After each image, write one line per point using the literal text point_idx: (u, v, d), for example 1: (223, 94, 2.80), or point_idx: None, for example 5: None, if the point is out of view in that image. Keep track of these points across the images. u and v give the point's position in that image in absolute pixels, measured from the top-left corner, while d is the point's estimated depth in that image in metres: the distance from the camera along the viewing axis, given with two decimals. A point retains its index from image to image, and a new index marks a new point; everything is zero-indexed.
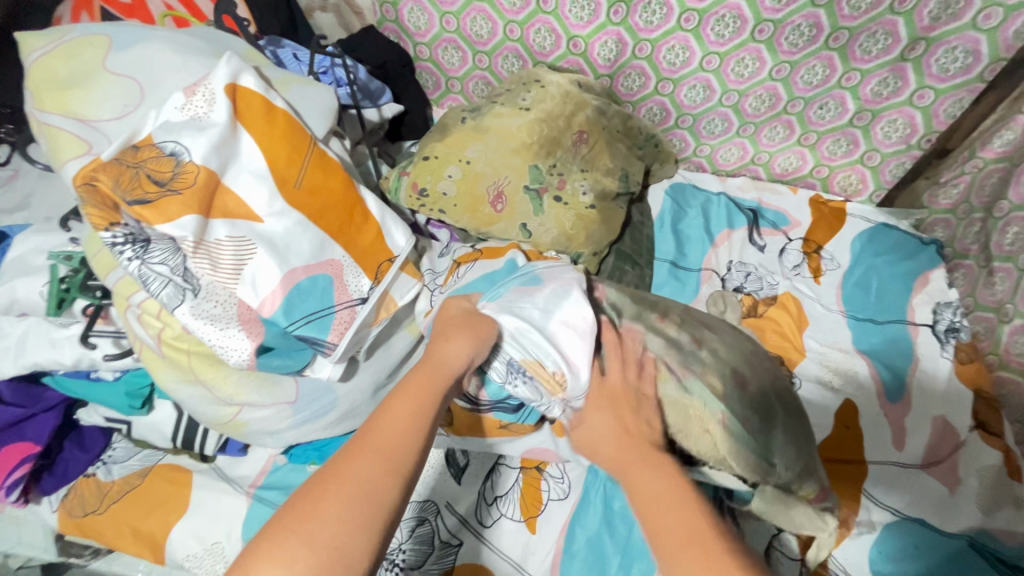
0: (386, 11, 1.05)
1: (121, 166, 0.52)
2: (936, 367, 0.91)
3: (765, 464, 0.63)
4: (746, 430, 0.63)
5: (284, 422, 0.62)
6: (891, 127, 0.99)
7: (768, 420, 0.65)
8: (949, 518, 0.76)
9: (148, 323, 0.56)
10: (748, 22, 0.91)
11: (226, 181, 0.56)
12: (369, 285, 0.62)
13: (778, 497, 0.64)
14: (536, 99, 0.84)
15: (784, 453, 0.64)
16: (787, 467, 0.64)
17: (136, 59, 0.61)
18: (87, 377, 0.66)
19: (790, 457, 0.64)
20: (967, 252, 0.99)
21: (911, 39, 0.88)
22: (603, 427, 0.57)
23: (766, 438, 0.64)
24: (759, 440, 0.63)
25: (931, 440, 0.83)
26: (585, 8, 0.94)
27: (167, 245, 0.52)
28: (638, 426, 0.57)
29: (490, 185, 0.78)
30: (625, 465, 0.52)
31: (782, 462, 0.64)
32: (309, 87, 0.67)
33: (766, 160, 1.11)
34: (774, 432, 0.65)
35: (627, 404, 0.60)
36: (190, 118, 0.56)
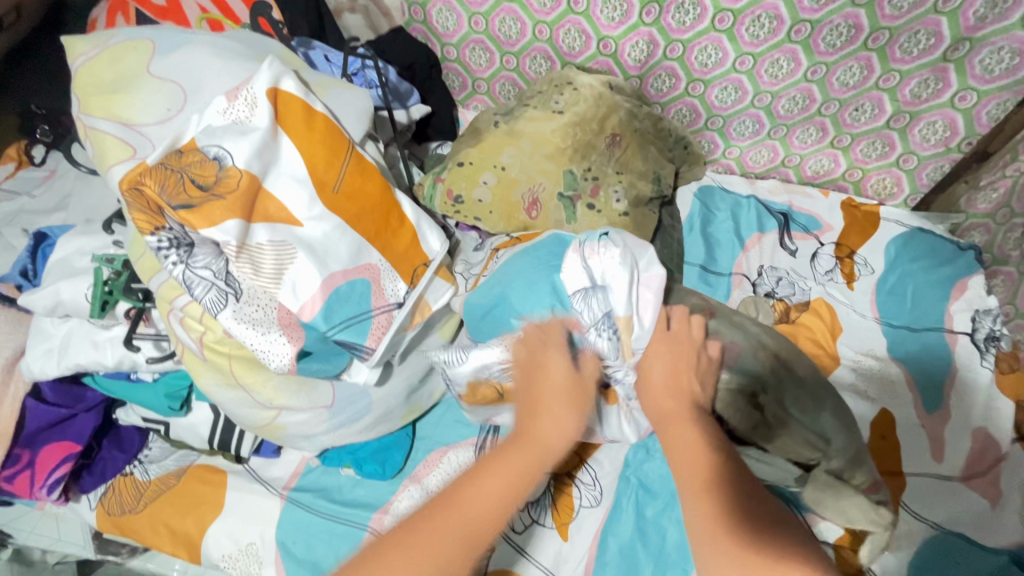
0: (414, 12, 1.05)
1: (166, 170, 0.52)
2: (976, 376, 0.88)
3: (821, 444, 0.65)
4: (803, 412, 0.65)
5: (320, 426, 0.62)
6: (930, 129, 0.97)
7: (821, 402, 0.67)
8: (990, 533, 0.75)
9: (190, 327, 0.56)
10: (785, 23, 0.89)
11: (267, 185, 0.56)
12: (406, 289, 0.62)
13: (829, 483, 0.66)
14: (568, 101, 0.83)
15: (840, 434, 0.66)
16: (841, 451, 0.66)
17: (178, 63, 0.61)
18: (127, 378, 0.67)
19: (842, 440, 0.66)
20: (1007, 259, 0.96)
21: (954, 39, 0.85)
22: (659, 376, 0.58)
23: (824, 420, 0.65)
24: (814, 423, 0.65)
25: (971, 453, 0.82)
26: (617, 9, 0.93)
27: (210, 249, 0.53)
28: (692, 380, 0.58)
29: (525, 192, 0.78)
30: (664, 417, 0.55)
31: (838, 445, 0.66)
32: (346, 90, 0.67)
33: (797, 162, 1.09)
34: (827, 414, 0.66)
35: (688, 357, 0.59)
36: (231, 122, 0.56)
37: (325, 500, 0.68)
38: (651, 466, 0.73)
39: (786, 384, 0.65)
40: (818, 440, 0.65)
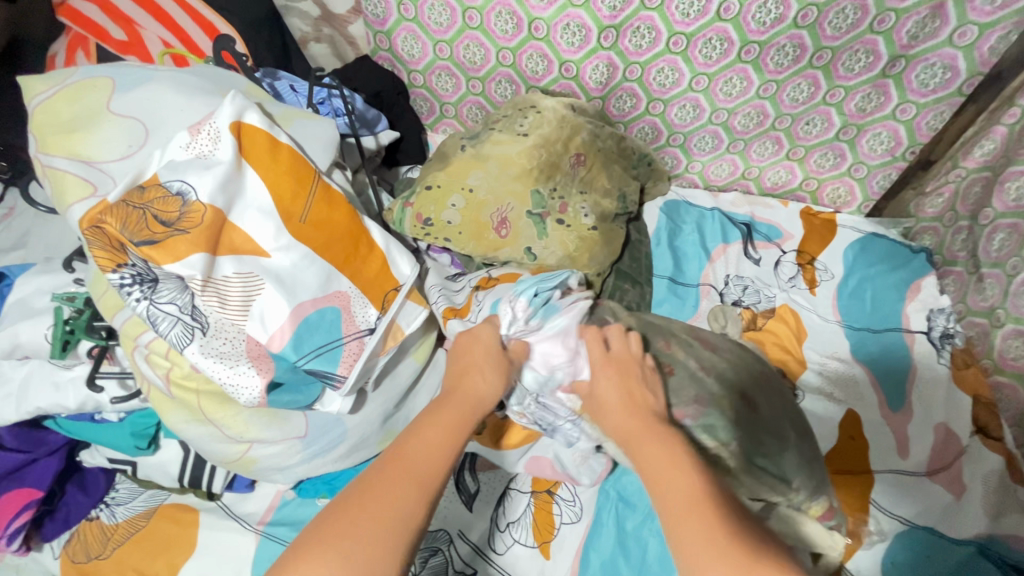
0: (379, 41, 1.07)
1: (128, 207, 0.52)
2: (935, 374, 0.92)
3: (782, 487, 0.66)
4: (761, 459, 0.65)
5: (295, 457, 0.62)
6: (876, 140, 1.02)
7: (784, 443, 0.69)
8: (959, 525, 0.77)
9: (156, 363, 0.55)
10: (734, 44, 0.93)
11: (233, 219, 0.57)
12: (377, 315, 0.62)
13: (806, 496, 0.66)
14: (533, 124, 0.85)
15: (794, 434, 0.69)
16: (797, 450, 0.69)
17: (139, 101, 0.61)
18: (91, 420, 0.66)
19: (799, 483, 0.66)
20: (955, 259, 1.01)
21: (891, 57, 0.91)
22: (611, 395, 0.58)
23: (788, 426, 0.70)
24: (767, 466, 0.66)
25: (934, 448, 0.85)
26: (576, 35, 0.97)
27: (175, 284, 0.53)
28: (644, 393, 0.58)
29: (494, 212, 0.80)
30: (629, 435, 0.53)
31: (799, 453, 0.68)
32: (311, 121, 0.68)
33: (756, 174, 1.14)
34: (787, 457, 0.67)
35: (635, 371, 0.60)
36: (195, 157, 0.57)
37: None
38: (629, 478, 0.73)
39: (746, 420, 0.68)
40: (777, 483, 0.65)
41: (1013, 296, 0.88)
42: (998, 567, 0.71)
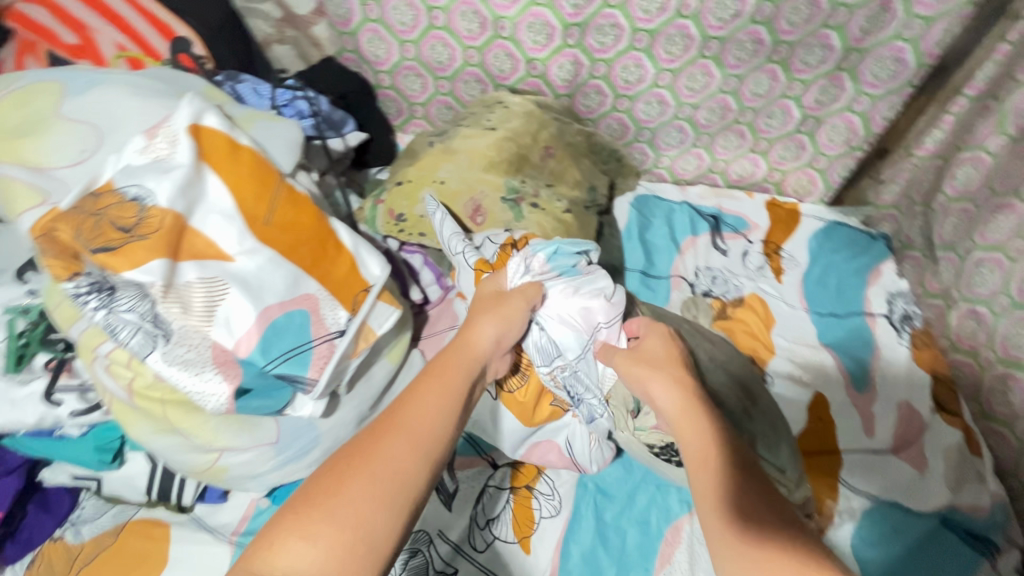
0: (344, 42, 1.05)
1: (81, 214, 0.51)
2: (896, 355, 0.95)
3: (779, 475, 0.69)
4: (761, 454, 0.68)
5: (267, 464, 0.60)
6: (834, 132, 1.05)
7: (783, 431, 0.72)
8: (921, 498, 0.81)
9: (117, 374, 0.54)
10: (696, 40, 0.95)
11: (194, 223, 0.55)
12: (347, 316, 0.61)
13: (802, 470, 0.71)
14: (500, 119, 0.85)
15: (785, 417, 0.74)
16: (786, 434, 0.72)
17: (92, 105, 0.59)
18: (51, 436, 0.63)
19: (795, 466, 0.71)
20: (912, 244, 1.06)
21: (844, 50, 0.94)
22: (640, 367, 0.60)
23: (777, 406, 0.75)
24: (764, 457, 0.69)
25: (899, 425, 0.87)
26: (541, 33, 0.97)
27: (134, 292, 0.51)
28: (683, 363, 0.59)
29: (467, 202, 0.80)
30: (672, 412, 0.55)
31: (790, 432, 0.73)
32: (274, 122, 0.67)
33: (722, 167, 1.16)
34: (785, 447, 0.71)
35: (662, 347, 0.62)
36: (151, 160, 0.55)
37: None
38: (607, 470, 0.76)
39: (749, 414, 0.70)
40: (774, 470, 0.69)
41: (966, 279, 0.93)
42: (960, 537, 0.78)
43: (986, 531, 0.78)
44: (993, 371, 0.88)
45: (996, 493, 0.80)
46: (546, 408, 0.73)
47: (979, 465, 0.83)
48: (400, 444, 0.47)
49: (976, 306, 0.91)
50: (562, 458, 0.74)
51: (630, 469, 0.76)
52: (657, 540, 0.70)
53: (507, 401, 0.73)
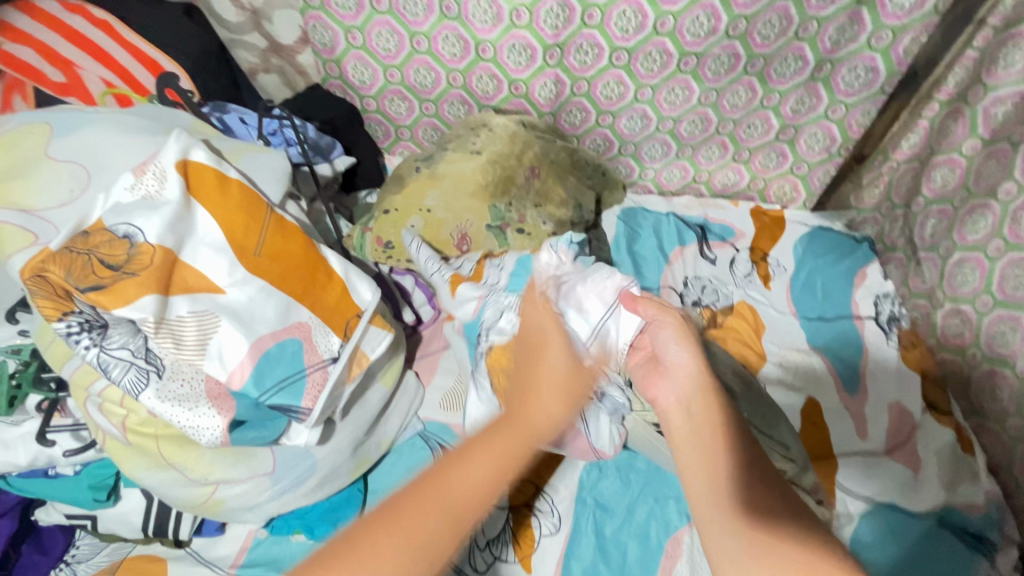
0: (329, 69, 1.07)
1: (71, 254, 0.51)
2: (886, 356, 0.96)
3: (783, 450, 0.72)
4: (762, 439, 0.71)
5: (264, 494, 0.60)
6: (813, 139, 1.08)
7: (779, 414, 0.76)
8: (919, 499, 0.81)
9: (110, 412, 0.54)
10: (673, 56, 0.98)
11: (185, 257, 0.56)
12: (339, 343, 0.62)
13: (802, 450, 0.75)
14: (485, 142, 0.87)
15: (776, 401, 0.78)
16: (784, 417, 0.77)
17: (79, 145, 0.60)
18: (43, 475, 0.63)
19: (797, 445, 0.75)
20: (895, 246, 1.08)
21: (818, 61, 0.96)
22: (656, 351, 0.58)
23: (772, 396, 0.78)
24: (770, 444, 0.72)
25: (890, 426, 0.88)
26: (522, 54, 0.99)
27: (126, 328, 0.52)
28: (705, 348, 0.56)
29: (453, 229, 0.83)
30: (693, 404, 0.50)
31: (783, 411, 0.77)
32: (261, 153, 0.68)
33: (706, 177, 1.19)
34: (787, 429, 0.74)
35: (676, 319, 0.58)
36: (141, 198, 0.56)
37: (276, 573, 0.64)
38: (605, 484, 0.76)
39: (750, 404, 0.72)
40: (781, 448, 0.72)
41: (948, 279, 0.95)
42: (957, 536, 0.78)
43: (982, 529, 0.79)
44: (979, 369, 0.90)
45: (991, 492, 0.82)
46: None
47: (972, 464, 0.84)
48: (442, 506, 0.42)
49: (959, 305, 0.93)
50: (579, 447, 0.72)
51: (629, 482, 0.76)
52: (658, 554, 0.70)
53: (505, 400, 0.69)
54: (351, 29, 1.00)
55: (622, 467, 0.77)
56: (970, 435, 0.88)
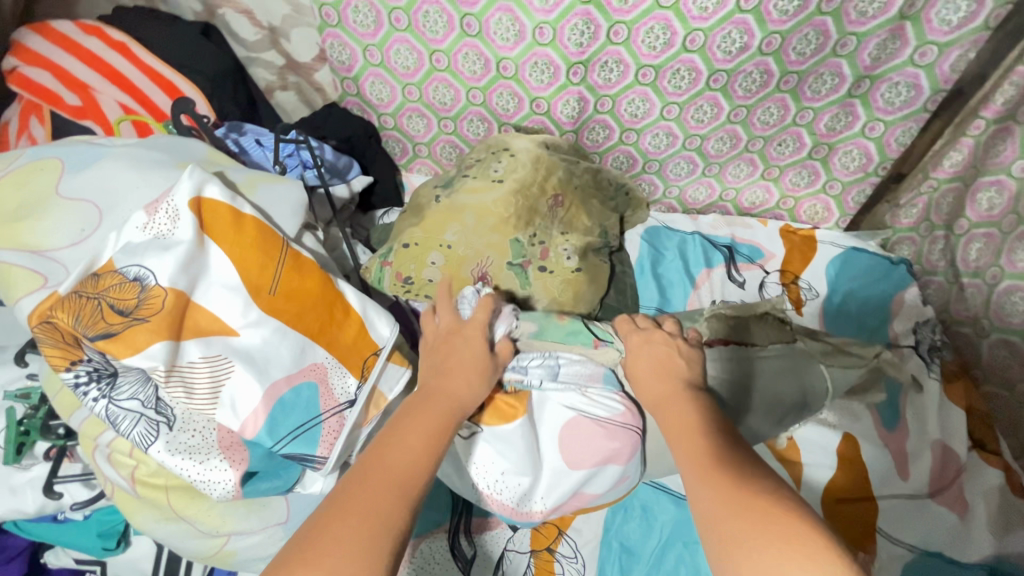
0: (347, 86, 1.05)
1: (81, 298, 0.49)
2: (927, 388, 0.91)
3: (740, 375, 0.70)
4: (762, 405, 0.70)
5: (275, 545, 0.57)
6: (848, 158, 1.03)
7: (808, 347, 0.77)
8: (967, 548, 0.76)
9: (119, 463, 0.52)
10: (702, 74, 0.94)
11: (197, 298, 0.54)
12: (357, 383, 0.59)
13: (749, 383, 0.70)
14: (507, 169, 0.83)
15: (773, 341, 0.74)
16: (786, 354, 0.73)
17: (91, 181, 0.59)
18: (53, 520, 0.61)
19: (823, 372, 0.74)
20: (935, 269, 1.03)
21: (856, 77, 0.92)
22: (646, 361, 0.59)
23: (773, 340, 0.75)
24: (774, 394, 0.70)
25: (933, 467, 0.83)
26: (545, 72, 0.96)
27: (136, 376, 0.50)
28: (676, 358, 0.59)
29: (474, 268, 0.77)
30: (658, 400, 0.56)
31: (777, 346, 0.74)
32: (276, 183, 0.66)
33: (734, 195, 1.14)
34: (817, 357, 0.76)
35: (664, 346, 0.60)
36: (153, 237, 0.54)
37: None
38: (630, 527, 0.72)
39: (752, 354, 0.72)
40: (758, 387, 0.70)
41: (996, 307, 0.89)
42: None
43: None
44: None
45: None
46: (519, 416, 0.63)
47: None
48: (391, 486, 0.46)
49: (1007, 336, 0.88)
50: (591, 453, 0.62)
51: (652, 523, 0.72)
52: None
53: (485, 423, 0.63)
54: (369, 47, 0.97)
55: (647, 508, 0.73)
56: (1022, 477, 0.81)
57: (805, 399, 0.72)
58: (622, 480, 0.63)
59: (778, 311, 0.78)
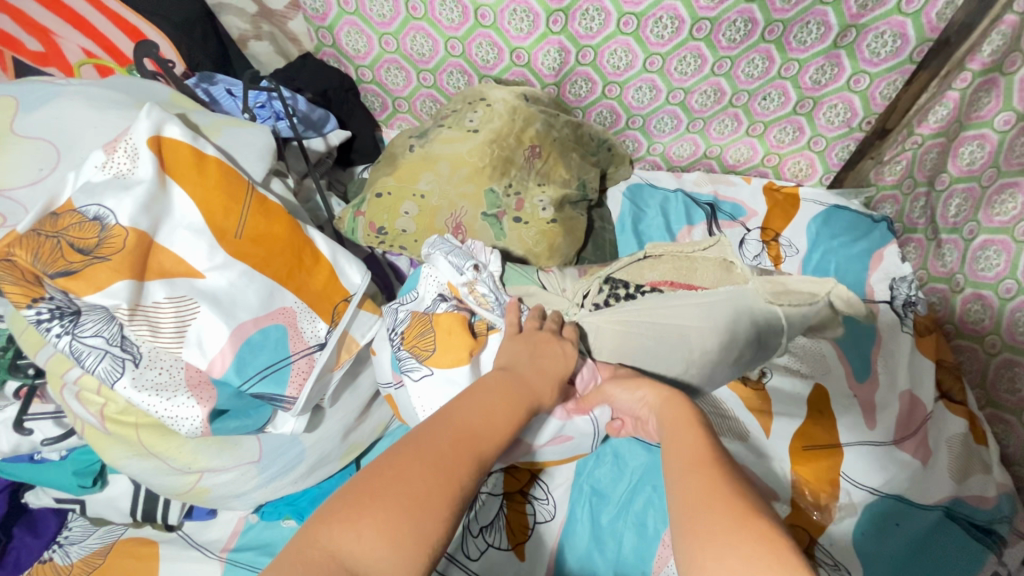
0: (322, 37, 1.03)
1: (39, 237, 0.49)
2: (898, 342, 0.90)
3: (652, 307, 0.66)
4: (712, 368, 0.64)
5: (250, 483, 0.60)
6: (833, 112, 1.01)
7: (758, 287, 0.67)
8: (926, 492, 0.75)
9: (87, 400, 0.54)
10: (686, 22, 0.91)
11: (160, 240, 0.54)
12: (327, 329, 0.60)
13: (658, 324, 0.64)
14: (482, 119, 0.82)
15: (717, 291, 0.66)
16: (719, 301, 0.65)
17: (47, 119, 0.59)
18: (29, 460, 0.63)
19: (775, 312, 0.65)
20: (915, 226, 1.02)
21: (842, 27, 0.89)
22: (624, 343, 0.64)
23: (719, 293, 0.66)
24: (692, 343, 0.63)
25: (899, 416, 0.81)
26: (524, 20, 0.94)
27: (100, 315, 0.50)
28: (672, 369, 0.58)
29: (448, 218, 0.77)
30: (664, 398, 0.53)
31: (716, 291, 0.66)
32: (241, 128, 0.65)
33: (718, 152, 1.13)
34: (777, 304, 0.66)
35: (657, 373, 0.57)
36: (112, 176, 0.54)
37: (268, 556, 0.64)
38: (601, 471, 0.74)
39: (672, 298, 0.66)
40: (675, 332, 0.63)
41: (971, 261, 0.89)
42: (964, 529, 0.72)
43: (992, 523, 0.72)
44: (999, 358, 0.85)
45: (1002, 484, 0.75)
46: (455, 351, 0.58)
47: (983, 457, 0.78)
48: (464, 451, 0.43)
49: (981, 290, 0.87)
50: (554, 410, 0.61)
51: (623, 467, 0.74)
52: (655, 542, 0.67)
53: (435, 362, 0.59)
54: None
55: (619, 453, 0.75)
56: (984, 427, 0.82)
57: (734, 353, 0.65)
58: (565, 440, 0.64)
59: (723, 255, 0.72)
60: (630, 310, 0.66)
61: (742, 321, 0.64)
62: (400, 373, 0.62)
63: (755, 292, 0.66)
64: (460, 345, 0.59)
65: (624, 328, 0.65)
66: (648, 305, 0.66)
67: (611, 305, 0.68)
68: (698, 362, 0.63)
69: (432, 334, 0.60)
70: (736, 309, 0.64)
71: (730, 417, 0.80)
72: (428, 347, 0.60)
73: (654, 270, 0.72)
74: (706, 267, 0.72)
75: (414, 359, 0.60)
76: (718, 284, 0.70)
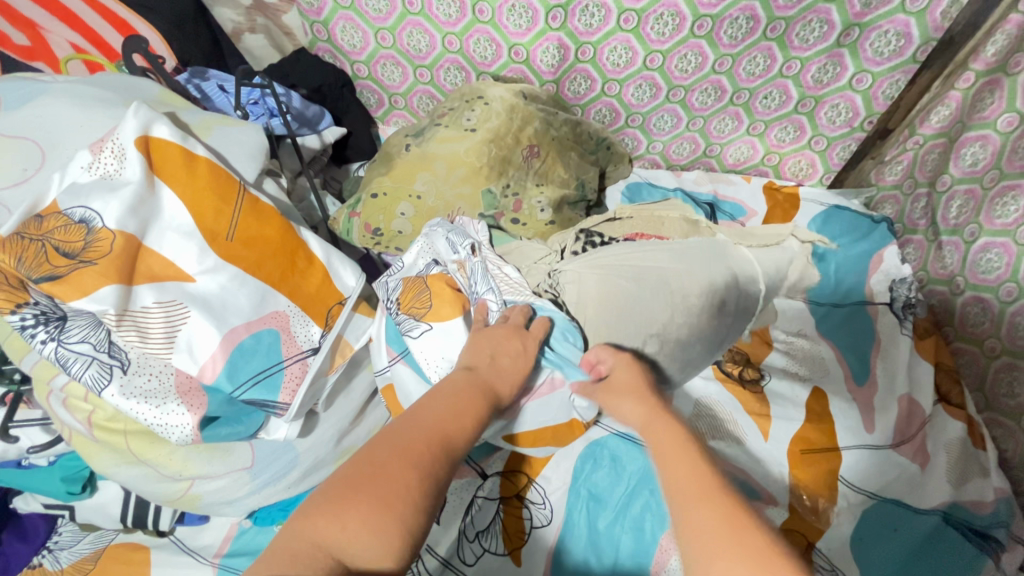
0: (317, 31, 1.01)
1: (23, 240, 0.48)
2: (898, 345, 0.87)
3: (633, 254, 0.68)
4: (697, 315, 0.65)
5: (242, 489, 0.59)
6: (834, 112, 1.00)
7: (725, 237, 0.76)
8: (923, 496, 0.75)
9: (75, 407, 0.53)
10: (686, 19, 0.90)
11: (149, 243, 0.53)
12: (320, 333, 0.59)
13: (636, 273, 0.65)
14: (480, 117, 0.81)
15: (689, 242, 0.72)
16: (689, 248, 0.70)
17: (32, 119, 0.58)
18: (16, 466, 0.63)
19: (743, 254, 0.75)
20: (915, 228, 1.00)
21: (845, 25, 0.88)
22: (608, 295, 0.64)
23: (692, 244, 0.71)
24: (675, 287, 0.65)
25: (899, 420, 0.79)
26: (523, 16, 0.92)
27: (87, 320, 0.49)
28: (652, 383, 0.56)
29: (444, 219, 0.76)
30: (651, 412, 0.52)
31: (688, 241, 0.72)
32: (233, 127, 0.64)
33: (718, 151, 1.12)
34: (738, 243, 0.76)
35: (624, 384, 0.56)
36: (99, 177, 0.53)
37: None
38: (599, 475, 0.72)
39: (645, 244, 0.70)
40: (657, 276, 0.65)
41: (972, 264, 0.88)
42: (961, 533, 0.72)
43: (988, 527, 0.73)
44: (998, 362, 0.84)
45: (1001, 488, 0.76)
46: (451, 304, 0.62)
47: (983, 460, 0.78)
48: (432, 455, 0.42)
49: (980, 293, 0.87)
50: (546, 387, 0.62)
51: (620, 471, 0.71)
52: (653, 548, 0.65)
53: (433, 317, 0.61)
54: None
55: (617, 456, 0.73)
56: (983, 430, 0.82)
57: (716, 296, 0.67)
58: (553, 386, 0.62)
59: (686, 214, 0.80)
60: (609, 257, 0.67)
61: (714, 268, 0.69)
62: (398, 349, 0.62)
63: (724, 240, 0.75)
64: (455, 299, 0.62)
65: (604, 275, 0.66)
66: (626, 250, 0.69)
67: (587, 251, 0.70)
68: (682, 307, 0.64)
69: (430, 295, 0.63)
70: (705, 257, 0.70)
71: (725, 420, 0.79)
72: (425, 305, 0.62)
73: (624, 227, 0.75)
74: (674, 222, 0.77)
75: (412, 318, 0.61)
76: (687, 235, 0.75)
